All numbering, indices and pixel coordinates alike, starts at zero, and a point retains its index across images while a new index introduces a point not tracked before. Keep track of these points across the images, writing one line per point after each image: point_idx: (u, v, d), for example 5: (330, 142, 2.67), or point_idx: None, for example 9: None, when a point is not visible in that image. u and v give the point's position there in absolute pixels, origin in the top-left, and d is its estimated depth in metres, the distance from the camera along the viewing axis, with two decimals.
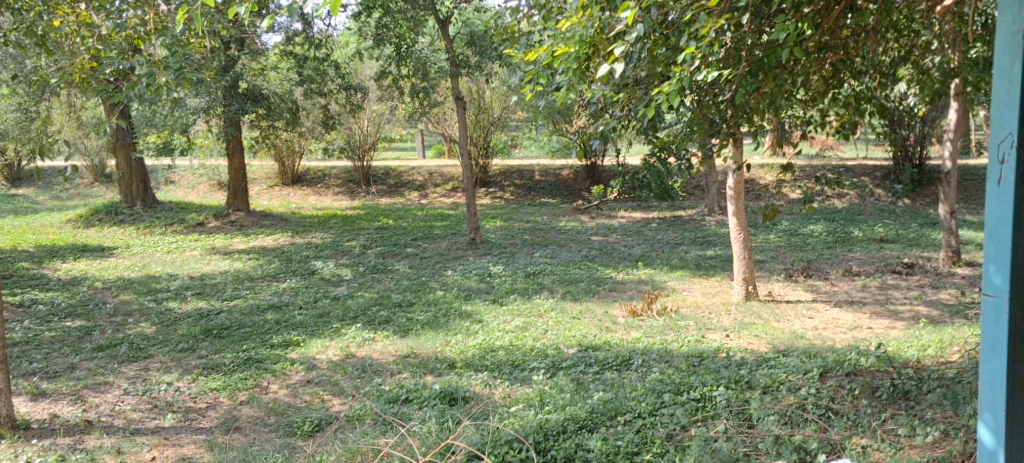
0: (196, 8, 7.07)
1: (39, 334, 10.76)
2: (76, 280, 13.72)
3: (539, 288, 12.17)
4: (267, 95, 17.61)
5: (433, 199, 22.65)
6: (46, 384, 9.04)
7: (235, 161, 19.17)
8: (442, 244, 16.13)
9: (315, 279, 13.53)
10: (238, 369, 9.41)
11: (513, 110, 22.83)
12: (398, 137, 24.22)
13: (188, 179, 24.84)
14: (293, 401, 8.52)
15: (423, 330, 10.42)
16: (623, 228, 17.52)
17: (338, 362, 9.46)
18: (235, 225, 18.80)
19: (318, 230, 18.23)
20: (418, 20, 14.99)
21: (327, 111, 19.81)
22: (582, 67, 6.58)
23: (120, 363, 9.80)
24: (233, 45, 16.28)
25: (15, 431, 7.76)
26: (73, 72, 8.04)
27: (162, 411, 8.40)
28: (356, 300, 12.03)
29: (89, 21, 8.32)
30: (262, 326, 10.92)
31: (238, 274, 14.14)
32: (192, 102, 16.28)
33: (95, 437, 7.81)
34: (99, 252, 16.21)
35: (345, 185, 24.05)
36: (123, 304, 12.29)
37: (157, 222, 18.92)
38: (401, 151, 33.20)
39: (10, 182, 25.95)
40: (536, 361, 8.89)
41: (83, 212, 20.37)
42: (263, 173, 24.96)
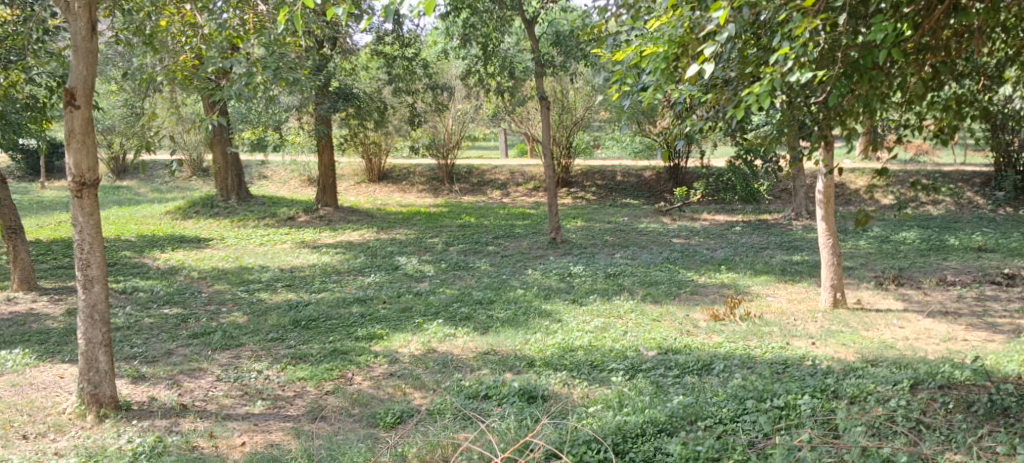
0: (295, 10, 7.33)
1: (139, 320, 11.26)
2: (174, 270, 14.27)
3: (619, 289, 12.15)
4: (358, 94, 18.00)
5: (515, 198, 22.75)
6: (145, 368, 9.45)
7: (324, 157, 19.67)
8: (523, 243, 16.21)
9: (398, 274, 13.78)
10: (324, 360, 9.66)
11: (597, 109, 22.75)
12: (481, 136, 24.43)
13: (279, 174, 25.56)
14: (377, 393, 8.71)
15: (503, 328, 10.52)
16: (706, 230, 17.34)
17: (419, 357, 9.63)
18: (323, 220, 19.26)
19: (401, 227, 18.53)
20: (504, 20, 15.05)
21: (414, 110, 20.12)
22: (670, 67, 6.54)
23: (213, 350, 10.17)
24: (326, 45, 16.68)
25: (117, 412, 8.14)
26: (177, 70, 8.36)
27: (252, 398, 8.70)
28: (438, 296, 12.20)
29: (193, 21, 8.77)
30: (348, 319, 11.18)
31: (326, 267, 14.49)
32: (285, 99, 16.77)
33: (190, 421, 8.13)
34: (196, 243, 16.82)
35: (429, 182, 24.37)
36: (217, 294, 12.73)
37: (250, 215, 19.52)
38: (484, 150, 33.46)
39: (116, 174, 27.13)
40: (615, 362, 8.88)
41: (181, 204, 21.16)
42: (350, 170, 25.50)
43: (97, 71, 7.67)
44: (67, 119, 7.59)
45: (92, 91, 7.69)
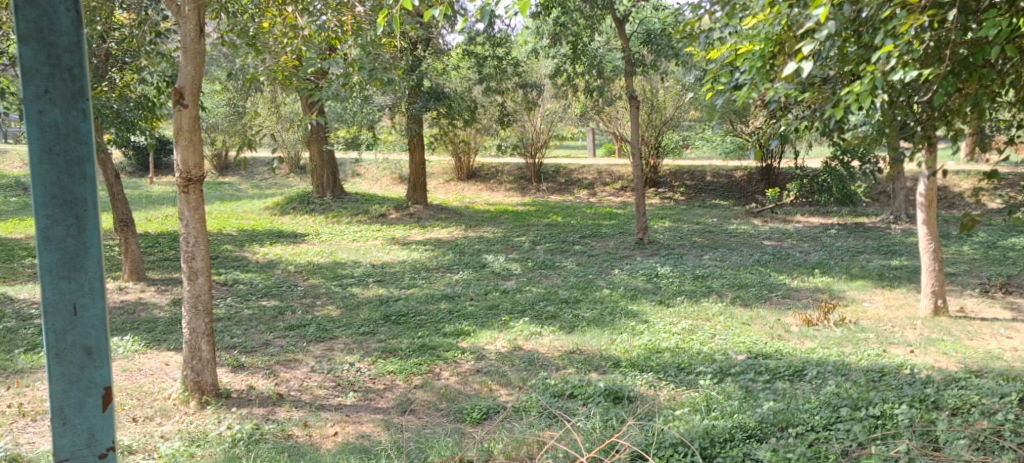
0: (394, 11, 7.52)
1: (239, 311, 11.69)
2: (272, 264, 14.75)
3: (708, 291, 12.02)
4: (449, 94, 18.22)
5: (603, 198, 22.65)
6: (244, 358, 9.80)
7: (416, 156, 19.99)
8: (610, 243, 16.15)
9: (486, 272, 13.92)
10: (413, 354, 9.85)
11: (687, 109, 22.50)
12: (570, 136, 24.45)
13: (372, 172, 26.10)
14: (463, 388, 8.84)
15: (589, 327, 10.53)
16: (799, 233, 16.98)
17: (505, 354, 9.73)
18: (413, 217, 19.57)
19: (489, 225, 18.69)
20: (595, 19, 14.97)
21: (503, 109, 20.30)
22: (766, 65, 6.44)
23: (308, 342, 10.47)
24: (419, 45, 16.94)
25: (218, 399, 8.46)
26: (278, 70, 8.73)
27: (345, 390, 8.93)
28: (525, 295, 12.27)
29: (294, 23, 8.96)
30: (436, 315, 11.36)
31: (415, 264, 14.75)
32: (378, 99, 17.15)
33: (286, 410, 8.40)
34: (292, 238, 17.33)
35: (517, 181, 24.49)
36: (312, 287, 13.10)
37: (343, 212, 20.00)
38: (573, 149, 33.47)
39: (218, 171, 28.15)
40: (702, 365, 8.80)
41: (279, 200, 21.81)
42: (440, 169, 25.90)
43: (204, 72, 8.00)
44: (176, 117, 7.94)
45: (199, 91, 8.02)
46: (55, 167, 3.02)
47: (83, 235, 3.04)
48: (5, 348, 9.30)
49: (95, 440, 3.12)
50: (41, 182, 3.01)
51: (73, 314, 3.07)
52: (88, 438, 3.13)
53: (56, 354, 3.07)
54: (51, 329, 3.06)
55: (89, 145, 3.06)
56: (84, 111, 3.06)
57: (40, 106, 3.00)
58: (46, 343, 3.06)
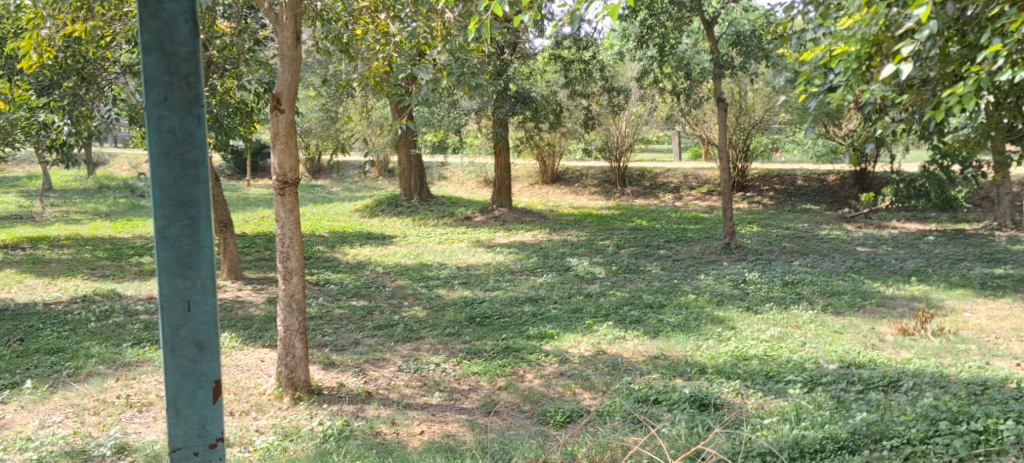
0: (484, 17, 7.65)
1: (330, 310, 12.01)
2: (361, 264, 15.08)
3: (798, 298, 11.77)
4: (535, 97, 18.32)
5: (689, 201, 22.35)
6: (335, 356, 10.05)
7: (501, 159, 20.14)
8: (696, 247, 15.96)
9: (570, 275, 13.94)
10: (498, 356, 9.93)
11: (777, 111, 22.11)
12: (655, 139, 24.24)
13: (458, 175, 26.41)
14: (547, 391, 8.88)
15: (673, 332, 10.44)
16: (895, 239, 16.47)
17: (589, 358, 9.73)
18: (498, 220, 19.71)
19: (573, 228, 18.70)
20: (684, 21, 14.82)
21: (588, 112, 20.32)
22: (862, 67, 6.32)
23: (396, 341, 10.68)
24: (506, 49, 17.05)
25: (310, 396, 8.70)
26: (371, 76, 9.08)
27: (431, 389, 9.07)
28: (609, 299, 12.23)
29: (385, 29, 9.12)
30: (520, 318, 11.43)
31: (500, 266, 14.86)
32: (466, 104, 17.41)
33: (374, 408, 8.58)
34: (381, 240, 17.67)
35: (601, 185, 24.37)
36: (400, 288, 13.35)
37: (430, 215, 20.30)
38: (658, 153, 33.16)
39: (311, 174, 28.88)
40: (792, 374, 8.64)
41: (368, 202, 22.26)
42: (525, 172, 26.05)
43: (301, 77, 8.25)
44: (273, 121, 8.20)
45: (296, 96, 8.26)
46: (172, 170, 3.19)
47: (197, 235, 3.21)
48: (113, 342, 9.74)
49: (206, 431, 3.29)
50: (160, 183, 3.18)
51: (187, 310, 3.24)
52: (200, 430, 3.30)
53: (171, 348, 3.24)
54: (168, 324, 3.23)
55: (204, 148, 3.22)
56: (200, 117, 3.22)
57: (160, 112, 3.17)
58: (162, 338, 3.23)
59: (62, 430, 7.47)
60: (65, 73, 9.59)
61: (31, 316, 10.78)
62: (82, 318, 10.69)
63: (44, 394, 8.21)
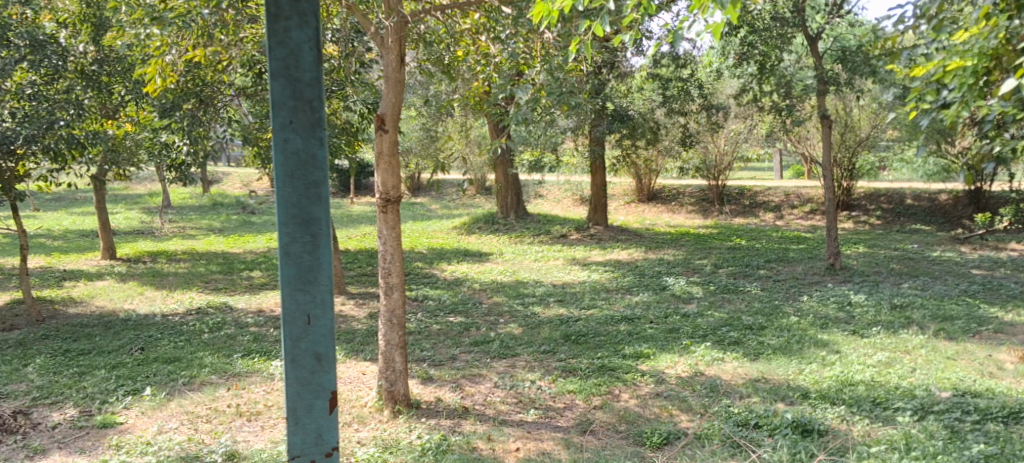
0: (584, 38, 7.72)
1: (429, 326, 12.21)
2: (458, 281, 15.29)
3: (907, 323, 11.36)
4: (632, 115, 18.26)
5: (790, 221, 21.83)
6: (433, 371, 10.21)
7: (598, 177, 20.17)
8: (797, 268, 15.59)
9: (666, 295, 13.81)
10: (593, 375, 9.90)
11: (884, 128, 21.51)
12: (755, 157, 23.81)
13: (554, 193, 26.52)
14: (643, 411, 8.82)
15: (775, 355, 10.22)
16: (1013, 262, 15.74)
17: (686, 379, 9.61)
18: (594, 238, 19.69)
19: (670, 247, 18.54)
20: (786, 37, 14.57)
21: (686, 130, 20.12)
22: (979, 83, 6.18)
23: (492, 358, 10.78)
24: (604, 68, 17.08)
25: (408, 409, 8.86)
26: (470, 96, 9.44)
27: (526, 406, 9.12)
28: (706, 319, 12.05)
29: (487, 51, 9.33)
30: (616, 336, 11.39)
31: (595, 285, 14.83)
32: (564, 122, 17.56)
33: (471, 423, 8.68)
34: (478, 257, 17.89)
35: (699, 203, 24.03)
36: (496, 305, 13.46)
37: (526, 232, 20.45)
38: (757, 172, 32.53)
39: (410, 192, 29.46)
40: (901, 401, 8.34)
41: (466, 220, 22.57)
42: (621, 190, 26.04)
43: (403, 98, 8.44)
44: (377, 141, 8.43)
45: (399, 116, 8.46)
46: (296, 189, 4.11)
47: (316, 251, 4.11)
48: (225, 353, 10.14)
49: (323, 439, 4.20)
50: (287, 202, 4.10)
51: (308, 322, 4.14)
52: (317, 436, 4.20)
53: (293, 358, 4.15)
54: (291, 336, 4.14)
55: (323, 170, 4.15)
56: (320, 139, 4.14)
57: (287, 134, 4.10)
58: (287, 348, 4.14)
59: (178, 436, 7.84)
60: (185, 95, 10.01)
61: (150, 326, 11.32)
62: (197, 328, 11.17)
63: (163, 401, 8.61)
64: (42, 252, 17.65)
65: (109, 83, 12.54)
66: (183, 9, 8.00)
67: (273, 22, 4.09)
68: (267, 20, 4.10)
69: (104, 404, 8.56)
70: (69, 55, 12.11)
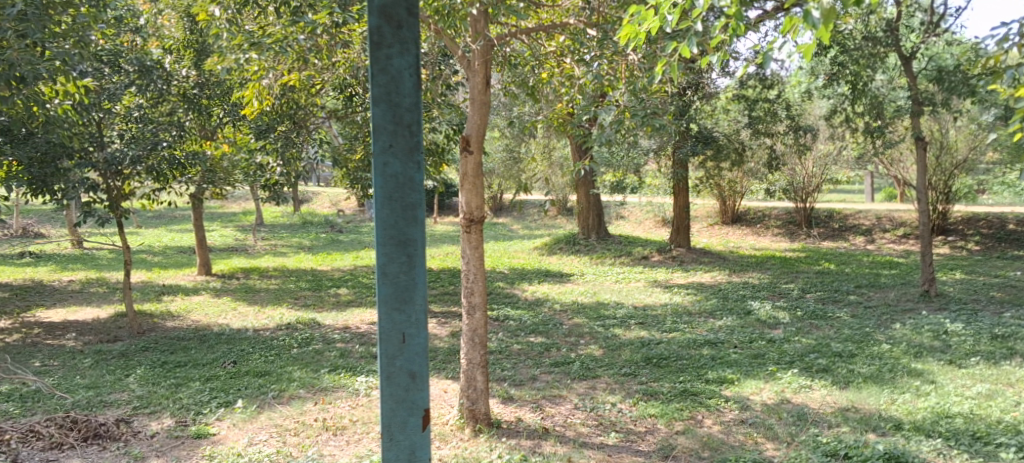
0: (671, 60, 7.69)
1: (510, 346, 12.27)
2: (539, 301, 15.33)
3: (1009, 353, 10.91)
4: (717, 137, 18.09)
5: (882, 245, 21.19)
6: (513, 391, 10.24)
7: (681, 199, 20.01)
8: (890, 294, 15.14)
9: (751, 319, 13.57)
10: (676, 399, 9.79)
11: (984, 150, 20.75)
12: (845, 180, 23.23)
13: (636, 215, 26.38)
14: (727, 438, 8.69)
15: (865, 384, 9.94)
16: None
17: (772, 406, 9.42)
18: (677, 260, 19.50)
19: (755, 270, 18.22)
20: (879, 56, 14.25)
21: (772, 152, 19.81)
22: None
23: (573, 379, 10.75)
24: (688, 89, 16.98)
25: (489, 428, 8.90)
26: (554, 118, 9.49)
27: (607, 429, 9.07)
28: (793, 346, 11.77)
29: (572, 74, 9.39)
30: (699, 360, 11.23)
31: (677, 308, 14.66)
32: (647, 143, 17.51)
33: (551, 444, 8.68)
34: (559, 277, 17.91)
35: (786, 226, 23.54)
36: (577, 326, 13.44)
37: (607, 253, 20.40)
38: (847, 194, 31.68)
39: (492, 211, 29.70)
40: (1004, 436, 8.03)
41: (547, 240, 22.63)
42: (704, 212, 25.77)
43: (489, 120, 8.55)
44: (462, 163, 8.57)
45: (484, 138, 8.59)
46: (394, 211, 4.49)
47: (412, 271, 4.49)
48: (312, 367, 10.38)
49: (415, 456, 4.56)
50: (386, 224, 4.49)
51: (402, 341, 4.52)
52: (410, 453, 4.57)
53: (388, 375, 4.54)
54: (387, 353, 4.53)
55: (419, 192, 4.52)
56: (418, 163, 4.52)
57: (386, 158, 4.49)
58: (383, 365, 4.53)
59: (267, 448, 8.06)
60: (279, 118, 10.34)
61: (242, 340, 11.67)
62: (286, 343, 11.47)
63: (253, 414, 8.86)
64: (144, 267, 18.39)
65: (208, 105, 13.00)
66: (281, 35, 8.34)
67: (376, 50, 4.48)
68: (370, 49, 4.50)
69: (199, 415, 8.85)
70: (174, 80, 12.63)
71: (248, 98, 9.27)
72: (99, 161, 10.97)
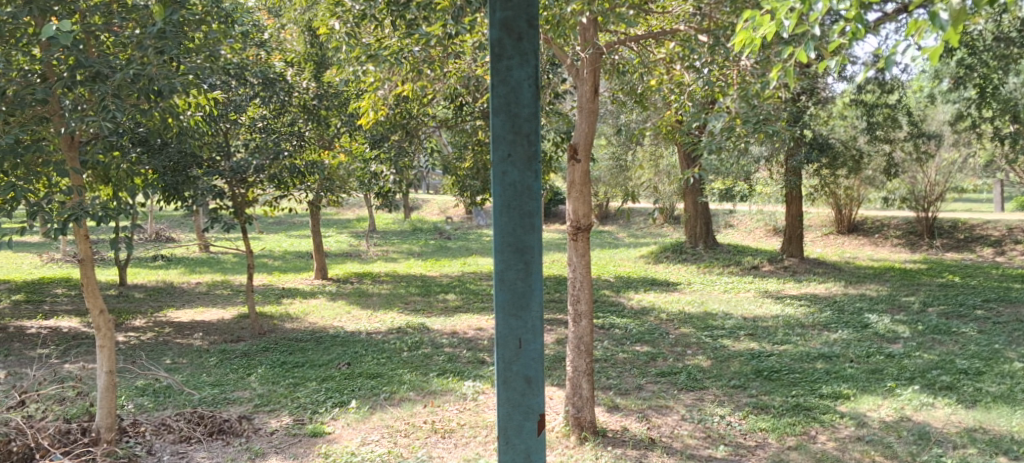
0: (788, 65, 7.52)
1: (616, 354, 12.24)
2: (646, 310, 15.22)
3: None
4: (833, 144, 17.60)
5: (1012, 257, 20.09)
6: (619, 399, 10.19)
7: (793, 207, 19.55)
8: (1021, 309, 14.37)
9: (868, 333, 13.11)
10: (787, 414, 9.56)
11: None
12: (971, 188, 22.15)
13: (746, 223, 25.89)
14: (843, 455, 8.45)
15: (995, 404, 9.46)
16: None
17: (891, 423, 9.09)
18: (788, 270, 19.03)
19: (873, 282, 17.59)
20: (1011, 58, 13.57)
21: (892, 159, 19.13)
22: None
23: (679, 390, 10.64)
24: (802, 95, 16.58)
25: (595, 437, 8.90)
26: (663, 124, 9.40)
27: (715, 442, 8.93)
28: (914, 361, 11.33)
29: (682, 80, 9.27)
30: (812, 374, 10.94)
31: (789, 319, 14.29)
32: (758, 150, 17.20)
33: (658, 455, 8.62)
34: (665, 286, 17.76)
35: (906, 236, 22.64)
36: (684, 336, 13.28)
37: (716, 263, 20.09)
38: (973, 204, 30.19)
39: (599, 219, 29.67)
40: None
41: (654, 248, 22.44)
42: (818, 221, 25.12)
43: (597, 128, 8.55)
44: (569, 171, 8.60)
45: (592, 146, 8.60)
46: (511, 219, 4.57)
47: (528, 278, 4.56)
48: (422, 371, 10.59)
49: (531, 460, 4.64)
50: (503, 231, 4.57)
51: (519, 346, 4.60)
52: (526, 457, 4.65)
53: (505, 379, 4.63)
54: (504, 358, 4.61)
55: (537, 201, 4.60)
56: (536, 171, 4.59)
57: (504, 168, 4.57)
58: (500, 370, 4.62)
59: (379, 447, 8.30)
60: (393, 127, 10.58)
61: (356, 343, 12.02)
62: (397, 347, 11.76)
63: (366, 414, 9.12)
64: (265, 270, 19.17)
65: (327, 116, 13.48)
66: (396, 47, 8.55)
67: (496, 61, 4.57)
68: (490, 61, 4.59)
69: (315, 414, 9.17)
70: (295, 91, 13.21)
71: (364, 109, 9.55)
72: (225, 169, 11.64)
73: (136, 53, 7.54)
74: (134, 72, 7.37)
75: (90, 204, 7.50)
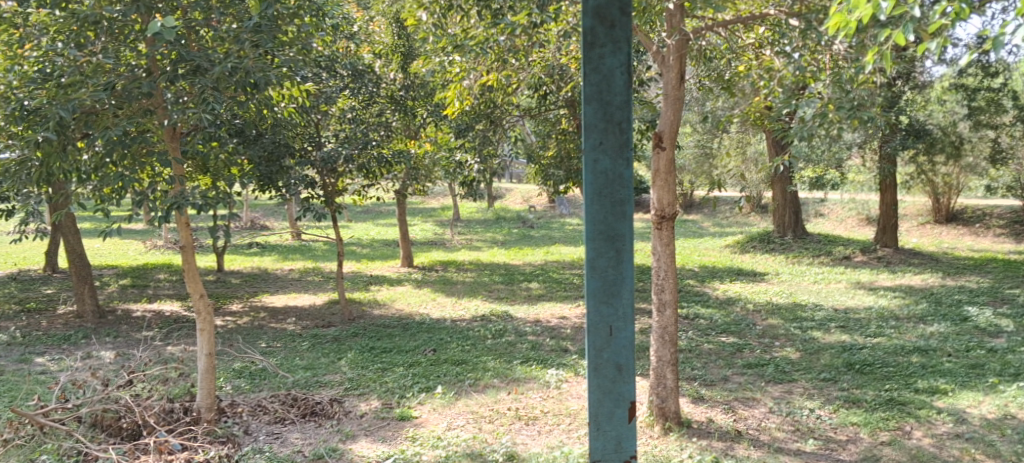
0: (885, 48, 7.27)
1: (701, 345, 12.10)
2: (732, 300, 15.02)
3: None
4: (930, 130, 16.99)
5: None
6: (705, 391, 10.09)
7: (887, 195, 18.96)
8: None
9: (968, 327, 12.63)
10: (881, 408, 9.31)
11: None
12: None
13: (837, 212, 25.21)
14: (941, 453, 8.19)
15: None
16: None
17: (992, 421, 8.76)
18: (882, 260, 18.46)
19: (972, 273, 16.93)
20: None
21: (995, 146, 18.36)
22: None
23: (767, 382, 10.45)
24: (898, 79, 16.05)
25: (680, 427, 8.84)
26: (751, 111, 9.21)
27: (804, 435, 8.76)
28: (1019, 356, 10.87)
29: (770, 66, 9.07)
30: (907, 368, 10.60)
31: (883, 311, 13.88)
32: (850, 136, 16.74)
33: (744, 447, 8.49)
34: (752, 276, 17.46)
35: (1009, 226, 21.69)
36: (771, 327, 13.04)
37: (805, 253, 19.63)
38: None
39: (684, 208, 29.30)
40: None
41: (740, 238, 22.07)
42: (914, 210, 24.30)
43: (683, 115, 8.44)
44: (654, 159, 8.52)
45: (677, 133, 8.49)
46: (603, 207, 4.57)
47: (619, 265, 4.55)
48: (506, 358, 10.67)
49: (622, 448, 4.65)
50: (595, 218, 4.57)
51: (610, 334, 4.60)
52: (617, 445, 4.66)
53: (595, 366, 4.64)
54: (595, 345, 4.63)
55: (629, 189, 4.58)
56: (628, 159, 4.57)
57: (596, 155, 4.57)
58: (590, 357, 4.64)
59: (465, 433, 8.40)
60: (477, 117, 10.67)
61: (441, 330, 12.18)
62: (482, 334, 11.87)
63: (452, 400, 9.24)
64: (353, 258, 19.58)
65: (413, 106, 13.63)
66: (481, 37, 8.64)
67: (589, 50, 4.56)
68: (583, 49, 4.58)
69: (403, 398, 9.34)
70: (383, 83, 13.46)
71: (450, 99, 9.66)
72: (316, 159, 11.99)
73: (234, 46, 7.82)
74: (232, 65, 7.58)
75: (192, 194, 7.79)
